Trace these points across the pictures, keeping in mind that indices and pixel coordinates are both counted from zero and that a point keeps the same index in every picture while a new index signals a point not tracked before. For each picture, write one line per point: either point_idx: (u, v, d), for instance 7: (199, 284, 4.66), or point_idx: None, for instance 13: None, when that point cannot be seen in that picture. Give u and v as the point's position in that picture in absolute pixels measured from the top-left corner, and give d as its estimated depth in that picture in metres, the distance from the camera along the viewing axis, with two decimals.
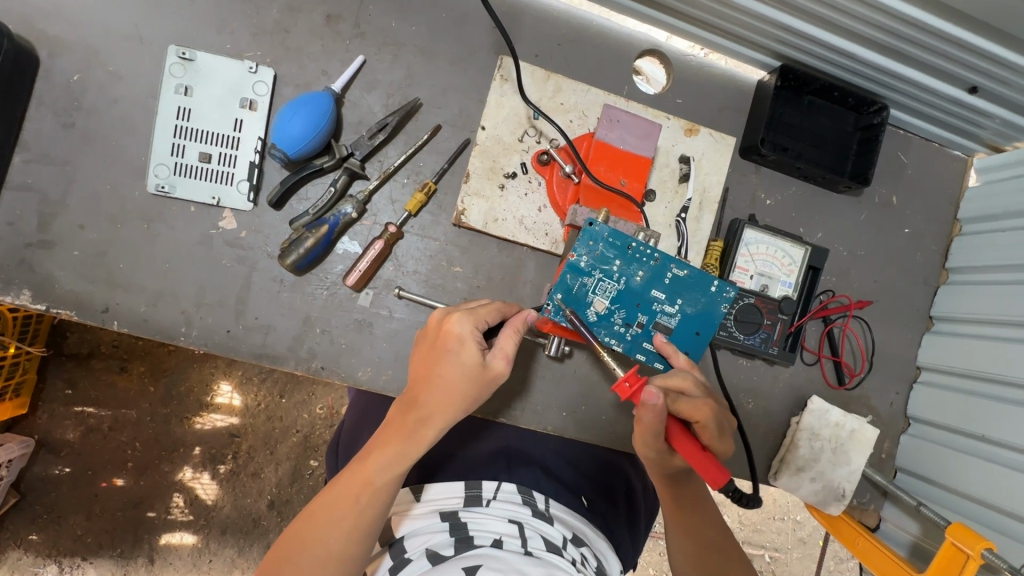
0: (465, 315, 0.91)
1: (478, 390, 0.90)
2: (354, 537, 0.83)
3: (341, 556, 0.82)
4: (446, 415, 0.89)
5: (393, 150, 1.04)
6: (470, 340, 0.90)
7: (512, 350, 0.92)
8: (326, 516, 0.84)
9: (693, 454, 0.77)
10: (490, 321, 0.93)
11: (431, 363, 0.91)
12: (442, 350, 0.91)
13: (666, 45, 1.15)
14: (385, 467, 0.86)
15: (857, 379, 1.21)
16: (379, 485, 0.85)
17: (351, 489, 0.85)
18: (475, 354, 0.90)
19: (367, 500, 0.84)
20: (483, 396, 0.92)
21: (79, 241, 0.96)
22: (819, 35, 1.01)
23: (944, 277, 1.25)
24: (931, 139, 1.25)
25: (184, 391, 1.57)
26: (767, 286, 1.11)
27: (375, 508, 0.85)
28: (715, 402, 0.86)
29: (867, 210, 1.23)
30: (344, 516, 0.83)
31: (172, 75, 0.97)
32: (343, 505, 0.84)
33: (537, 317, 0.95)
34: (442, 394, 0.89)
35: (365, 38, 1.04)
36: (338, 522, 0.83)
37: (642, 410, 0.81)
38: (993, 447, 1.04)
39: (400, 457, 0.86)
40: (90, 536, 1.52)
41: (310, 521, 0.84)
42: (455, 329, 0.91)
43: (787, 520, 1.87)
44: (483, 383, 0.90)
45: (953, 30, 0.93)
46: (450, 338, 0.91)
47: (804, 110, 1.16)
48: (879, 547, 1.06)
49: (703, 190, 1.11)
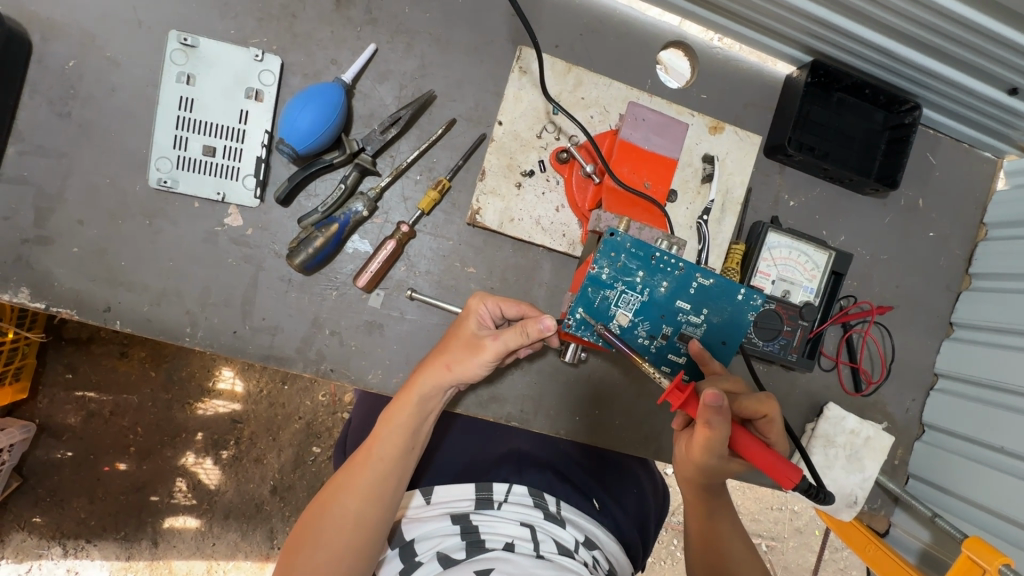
0: (484, 299, 0.89)
1: (471, 359, 0.84)
2: (365, 493, 0.81)
3: (356, 520, 0.80)
4: (431, 368, 0.86)
5: (405, 145, 0.99)
6: (473, 314, 0.88)
7: (509, 339, 0.82)
8: (340, 481, 0.83)
9: (763, 455, 0.71)
10: (503, 309, 0.88)
11: (442, 342, 0.92)
12: (454, 325, 0.91)
13: (691, 36, 1.09)
14: (387, 421, 0.85)
15: (873, 386, 1.19)
16: (383, 439, 0.84)
17: (361, 451, 0.85)
18: (473, 328, 0.88)
19: (374, 455, 0.83)
20: (476, 368, 0.85)
21: (78, 237, 0.92)
22: (856, 29, 0.95)
23: (967, 282, 1.21)
24: (961, 140, 1.21)
25: (185, 377, 1.54)
26: (789, 292, 1.09)
27: (383, 463, 0.83)
28: (775, 395, 0.87)
29: (892, 213, 1.19)
30: (354, 474, 0.82)
31: (174, 63, 0.92)
32: (355, 465, 0.83)
33: (551, 324, 0.79)
34: (436, 353, 0.88)
35: (377, 24, 0.98)
36: (349, 481, 0.82)
37: (704, 416, 0.76)
38: (1008, 458, 1.03)
39: (399, 408, 0.85)
40: (93, 520, 1.51)
41: (326, 491, 0.84)
42: (466, 304, 0.90)
43: (784, 510, 1.87)
44: (475, 352, 0.85)
45: (999, 28, 0.88)
46: (462, 313, 0.91)
47: (834, 108, 1.11)
48: (876, 543, 1.07)
49: (726, 191, 1.08)
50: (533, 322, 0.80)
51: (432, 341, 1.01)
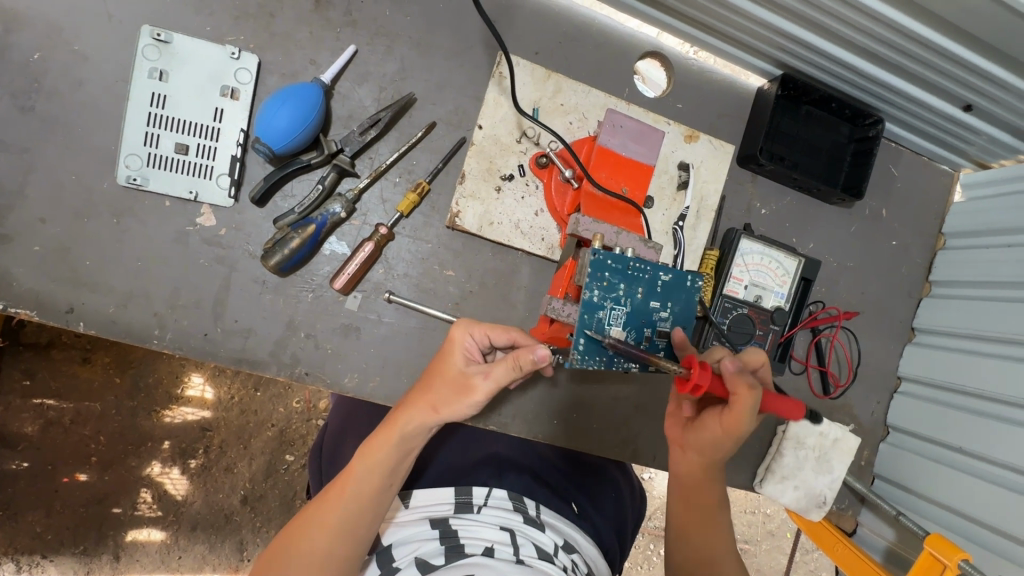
0: (472, 327, 0.86)
1: (458, 396, 0.82)
2: (337, 536, 0.79)
3: (324, 555, 0.78)
4: (415, 402, 0.84)
5: (385, 147, 0.99)
6: (459, 345, 0.85)
7: (502, 373, 0.81)
8: (312, 514, 0.81)
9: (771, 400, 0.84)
10: (493, 337, 0.85)
11: (426, 375, 0.89)
12: (441, 354, 0.88)
13: (667, 47, 1.12)
14: (363, 457, 0.82)
15: (841, 389, 1.23)
16: (359, 476, 0.81)
17: (336, 484, 0.82)
18: (459, 362, 0.85)
19: (346, 492, 0.80)
20: (462, 406, 0.82)
21: (39, 235, 0.89)
22: (823, 45, 0.99)
23: (927, 289, 1.27)
24: (921, 154, 1.27)
25: (152, 384, 1.49)
26: (760, 297, 1.12)
27: (355, 501, 0.80)
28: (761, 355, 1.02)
29: (857, 222, 1.24)
30: (325, 510, 0.80)
31: (146, 58, 0.90)
32: (329, 499, 0.81)
33: (543, 353, 0.76)
34: (419, 392, 0.85)
35: (357, 26, 0.98)
36: (319, 517, 0.80)
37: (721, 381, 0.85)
38: (968, 459, 1.07)
39: (376, 446, 0.82)
40: (50, 534, 1.45)
41: (300, 520, 0.83)
42: (454, 334, 0.87)
43: (757, 513, 1.91)
44: (462, 389, 0.82)
45: (955, 48, 0.92)
46: (449, 342, 0.88)
47: (802, 121, 1.15)
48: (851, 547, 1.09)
49: (701, 199, 1.10)
50: (526, 353, 0.78)
51: (410, 345, 1.00)
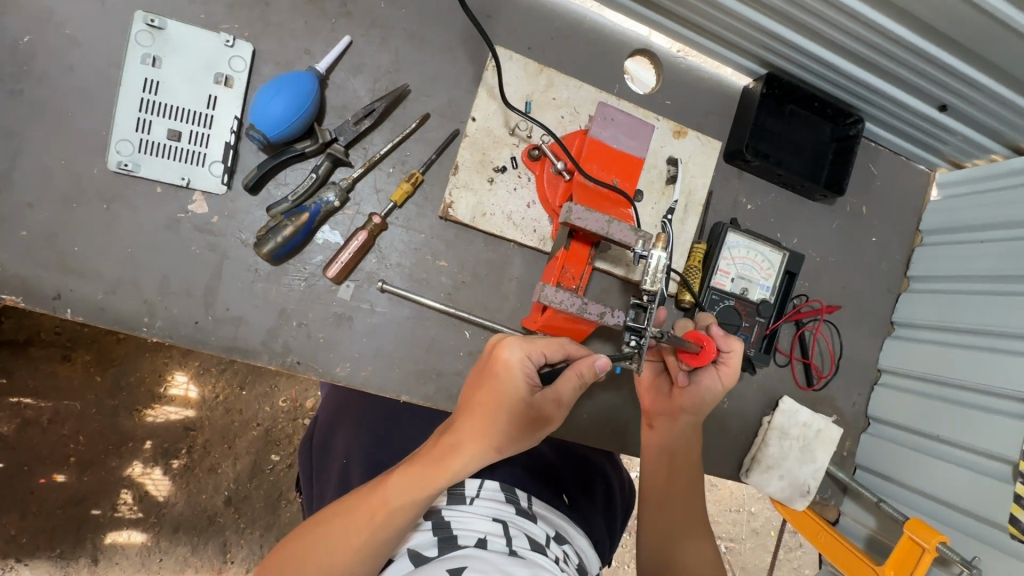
0: (529, 348, 0.83)
1: (516, 422, 0.81)
2: (366, 556, 0.76)
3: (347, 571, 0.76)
4: (471, 432, 0.80)
5: (378, 137, 1.00)
6: (519, 371, 0.81)
7: (567, 395, 0.84)
8: (339, 529, 0.78)
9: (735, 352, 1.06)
10: (548, 356, 0.84)
11: (474, 395, 0.84)
12: (491, 374, 0.83)
13: (656, 45, 1.15)
14: (404, 489, 0.77)
15: (824, 380, 1.26)
16: (395, 506, 0.76)
17: (369, 506, 0.77)
18: (526, 394, 0.82)
19: (380, 520, 0.76)
20: (522, 432, 0.82)
21: (26, 221, 0.88)
22: (807, 45, 1.02)
23: (905, 285, 1.31)
24: (900, 153, 1.31)
25: (134, 382, 1.47)
26: (747, 289, 1.15)
27: (387, 529, 0.76)
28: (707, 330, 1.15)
29: (839, 218, 1.28)
30: (355, 530, 0.76)
31: (139, 44, 0.89)
32: (359, 520, 0.77)
33: (605, 363, 0.82)
34: (477, 423, 0.81)
35: (352, 17, 0.99)
36: (348, 540, 0.76)
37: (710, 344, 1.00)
38: (946, 447, 1.10)
39: (422, 480, 0.77)
40: (26, 537, 1.43)
41: (323, 529, 0.79)
42: (507, 355, 0.83)
43: (742, 511, 1.93)
44: (523, 415, 0.82)
45: (932, 48, 0.96)
46: (500, 363, 0.83)
47: (786, 119, 1.18)
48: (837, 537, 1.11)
49: (689, 193, 1.13)
50: (588, 363, 0.83)
51: (402, 334, 1.01)
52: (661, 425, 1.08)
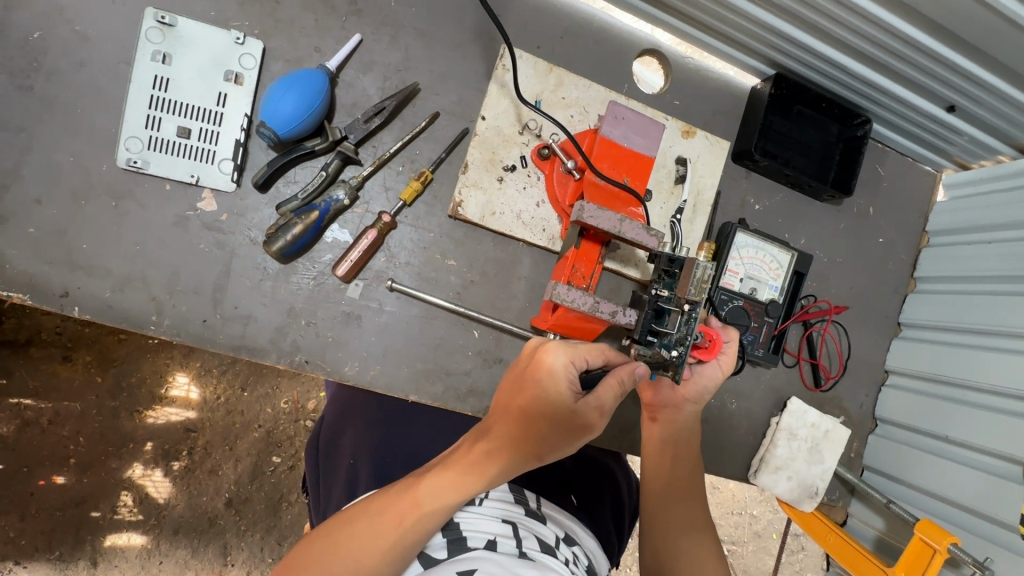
0: (572, 353, 0.83)
1: (555, 428, 0.81)
2: (391, 558, 0.74)
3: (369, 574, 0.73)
4: (509, 435, 0.80)
5: (388, 136, 0.99)
6: (562, 375, 0.82)
7: (609, 403, 0.83)
8: (364, 527, 0.75)
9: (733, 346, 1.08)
10: (590, 363, 0.84)
11: (512, 399, 0.84)
12: (531, 377, 0.84)
13: (664, 45, 1.15)
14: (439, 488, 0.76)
15: (832, 381, 1.25)
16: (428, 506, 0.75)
17: (400, 505, 0.76)
18: (568, 399, 0.82)
19: (412, 520, 0.74)
20: (560, 440, 0.82)
21: (34, 218, 0.87)
22: (816, 45, 1.03)
23: (912, 286, 1.31)
24: (906, 154, 1.31)
25: (135, 383, 1.45)
26: (755, 289, 1.15)
27: (417, 531, 0.75)
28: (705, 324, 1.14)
29: (846, 219, 1.28)
30: (383, 530, 0.74)
31: (149, 40, 0.89)
32: (388, 519, 0.75)
33: (645, 371, 0.83)
34: (514, 427, 0.81)
35: (362, 15, 0.98)
36: (374, 540, 0.74)
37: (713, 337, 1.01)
38: (955, 447, 1.10)
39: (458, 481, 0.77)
40: (24, 539, 1.41)
41: (346, 527, 0.77)
42: (550, 359, 0.83)
43: (744, 514, 1.93)
44: (562, 421, 0.81)
45: (941, 48, 0.96)
46: (542, 365, 0.83)
47: (794, 120, 1.18)
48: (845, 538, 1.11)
49: (697, 193, 1.13)
50: (628, 370, 0.83)
51: (411, 334, 1.00)
52: (664, 416, 1.06)
